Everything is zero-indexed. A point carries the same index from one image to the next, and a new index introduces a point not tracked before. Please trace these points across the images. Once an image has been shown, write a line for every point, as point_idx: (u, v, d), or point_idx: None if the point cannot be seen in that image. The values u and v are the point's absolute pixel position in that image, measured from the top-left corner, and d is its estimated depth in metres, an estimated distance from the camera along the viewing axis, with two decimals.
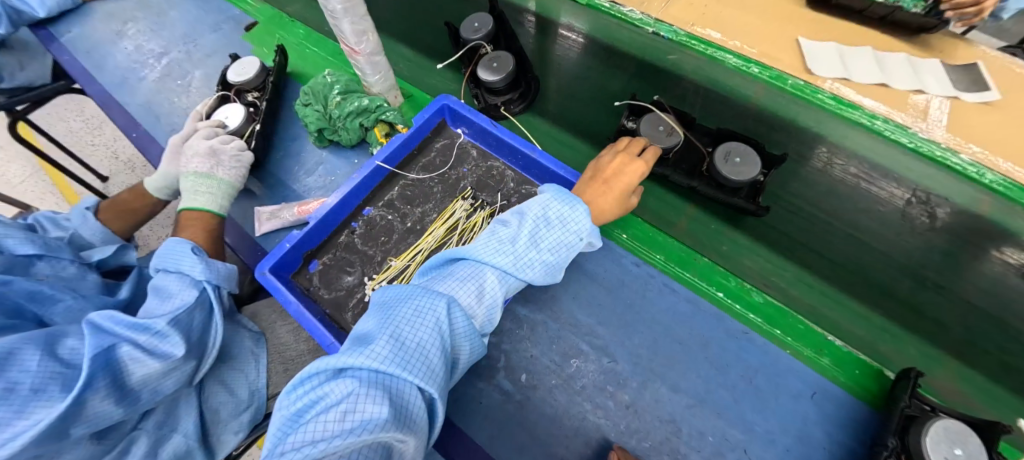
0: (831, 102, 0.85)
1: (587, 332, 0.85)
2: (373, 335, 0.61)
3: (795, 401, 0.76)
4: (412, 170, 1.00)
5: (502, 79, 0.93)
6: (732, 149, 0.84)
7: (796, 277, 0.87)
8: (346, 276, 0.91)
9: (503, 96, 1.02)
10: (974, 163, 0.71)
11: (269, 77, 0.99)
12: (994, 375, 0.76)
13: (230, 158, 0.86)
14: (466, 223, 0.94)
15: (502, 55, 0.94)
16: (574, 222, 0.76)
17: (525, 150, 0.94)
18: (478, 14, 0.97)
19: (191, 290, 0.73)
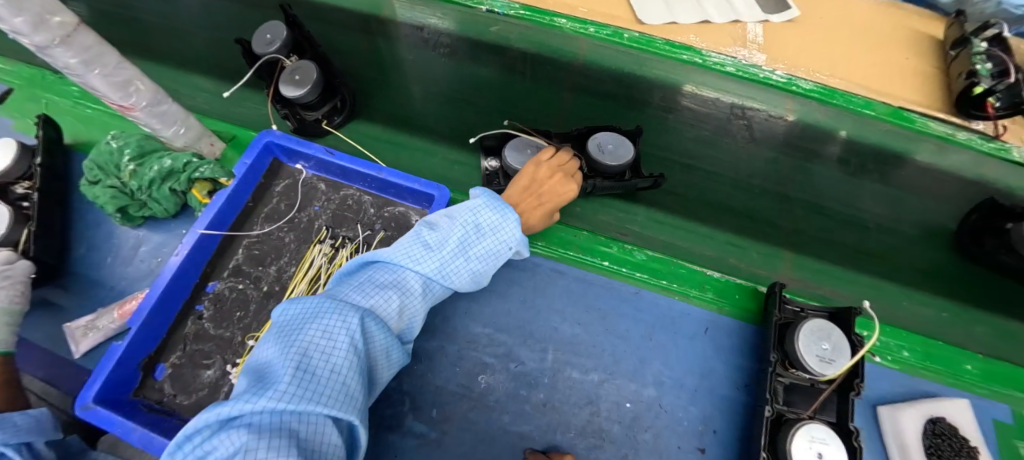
0: (665, 46, 1.01)
1: (488, 343, 0.78)
2: (279, 364, 0.49)
3: (692, 341, 0.80)
4: (254, 225, 0.87)
5: (312, 92, 0.83)
6: (601, 138, 0.81)
7: (648, 218, 0.91)
8: (204, 371, 0.77)
9: (320, 110, 0.91)
10: (789, 78, 0.99)
11: (38, 161, 0.87)
12: (819, 254, 0.91)
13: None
14: (330, 268, 0.81)
15: (305, 65, 0.83)
16: (507, 234, 0.65)
17: (371, 172, 0.82)
18: (270, 24, 0.85)
19: None
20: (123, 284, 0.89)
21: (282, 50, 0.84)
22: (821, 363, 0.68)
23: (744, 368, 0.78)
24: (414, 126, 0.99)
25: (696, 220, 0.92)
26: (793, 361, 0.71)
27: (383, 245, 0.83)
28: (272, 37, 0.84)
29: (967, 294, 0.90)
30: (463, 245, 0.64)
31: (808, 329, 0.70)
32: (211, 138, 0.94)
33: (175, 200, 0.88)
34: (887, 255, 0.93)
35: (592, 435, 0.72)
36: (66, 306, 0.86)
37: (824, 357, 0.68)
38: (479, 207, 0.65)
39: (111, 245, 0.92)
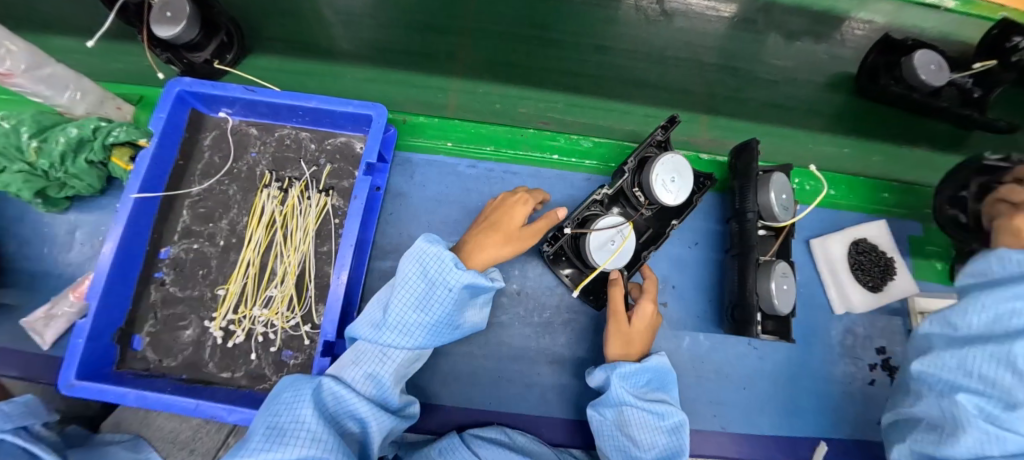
0: None
1: None
2: (259, 425, 0.50)
3: None
4: (193, 183, 0.83)
5: (189, 29, 0.77)
6: (665, 171, 0.69)
7: (565, 104, 0.95)
8: (183, 331, 0.77)
9: (208, 49, 0.85)
10: None
11: None
12: (733, 113, 0.98)
13: None
14: (282, 210, 0.80)
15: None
16: (457, 279, 0.59)
17: (299, 103, 0.78)
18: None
19: None
20: (71, 270, 0.85)
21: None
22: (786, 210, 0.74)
23: (687, 227, 0.88)
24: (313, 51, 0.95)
25: (615, 98, 0.96)
26: (761, 212, 0.76)
27: (331, 177, 0.82)
28: (170, 11, 0.76)
29: (873, 127, 1.01)
30: (410, 301, 0.59)
31: (779, 183, 0.74)
32: (116, 101, 0.86)
33: (98, 173, 0.83)
34: (805, 105, 1.00)
35: (566, 310, 0.81)
36: (16, 304, 0.83)
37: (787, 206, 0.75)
38: (420, 250, 0.61)
39: (42, 234, 0.86)
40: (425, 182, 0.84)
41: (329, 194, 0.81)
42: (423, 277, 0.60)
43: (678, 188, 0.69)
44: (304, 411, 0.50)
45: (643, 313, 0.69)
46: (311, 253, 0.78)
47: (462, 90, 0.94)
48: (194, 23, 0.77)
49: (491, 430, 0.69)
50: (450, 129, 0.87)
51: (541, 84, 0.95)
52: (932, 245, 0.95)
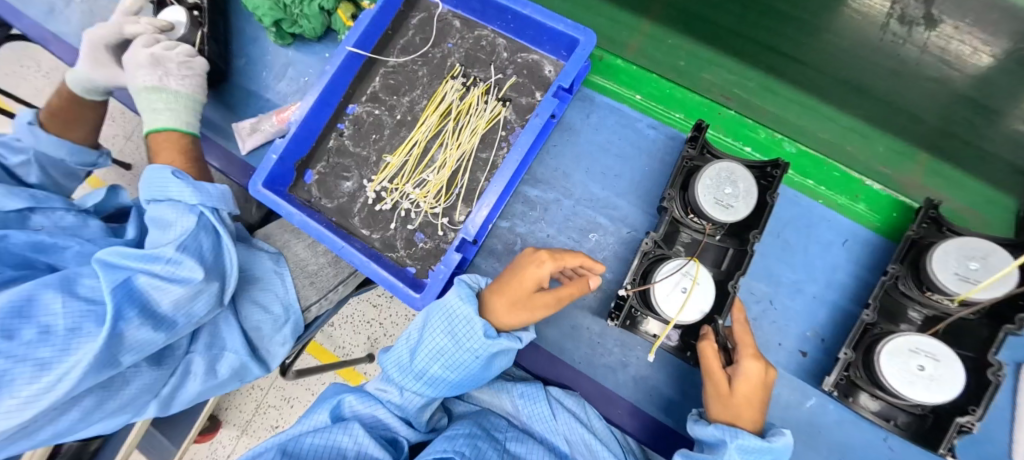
0: None
1: (605, 204, 0.77)
2: (314, 409, 0.65)
3: (824, 249, 0.75)
4: (391, 54, 0.88)
5: None
6: (707, 183, 0.62)
7: (762, 84, 0.91)
8: (345, 182, 0.85)
9: None
10: None
11: None
12: (963, 163, 0.84)
13: (179, 67, 0.85)
14: (460, 105, 0.82)
15: None
16: (479, 337, 0.57)
17: (515, 7, 0.77)
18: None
19: (189, 216, 0.67)
20: (276, 98, 0.98)
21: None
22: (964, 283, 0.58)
23: (877, 285, 0.72)
24: None
25: (818, 97, 0.89)
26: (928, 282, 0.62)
27: (513, 90, 0.81)
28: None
29: None
30: (437, 351, 0.59)
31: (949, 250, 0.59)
32: None
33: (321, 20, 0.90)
34: None
35: None
36: (233, 112, 0.98)
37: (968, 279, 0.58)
38: (445, 301, 0.60)
39: (264, 61, 0.99)
40: (599, 126, 0.80)
41: (505, 105, 0.80)
42: (449, 334, 0.59)
43: (738, 196, 0.61)
44: (344, 408, 0.63)
45: (745, 375, 0.56)
46: (471, 155, 0.80)
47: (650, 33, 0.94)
48: None
49: (571, 399, 0.71)
50: (644, 81, 0.80)
51: (749, 59, 0.91)
52: None
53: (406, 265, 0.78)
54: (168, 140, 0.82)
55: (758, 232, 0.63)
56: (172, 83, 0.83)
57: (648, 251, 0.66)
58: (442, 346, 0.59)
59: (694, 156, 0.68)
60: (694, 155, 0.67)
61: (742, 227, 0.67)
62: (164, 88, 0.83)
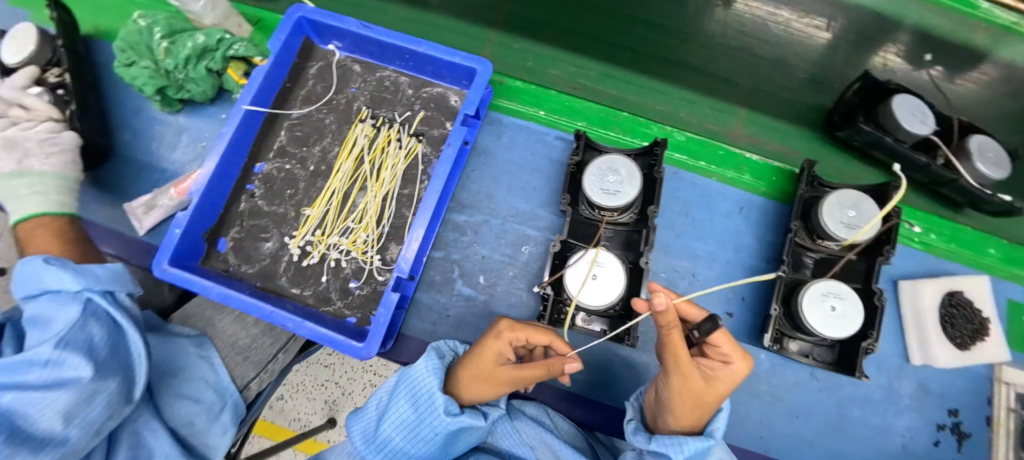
0: None
1: (531, 217, 0.80)
2: None
3: (727, 220, 0.84)
4: (293, 107, 0.86)
5: None
6: (595, 173, 0.68)
7: None
8: (264, 244, 0.81)
9: None
10: None
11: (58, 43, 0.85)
12: None
13: (42, 146, 0.73)
14: (372, 148, 0.82)
15: None
16: (448, 416, 0.54)
17: (410, 47, 0.79)
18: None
19: (73, 306, 0.60)
20: (173, 168, 0.91)
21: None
22: (921, 125, 0.73)
23: (774, 243, 0.82)
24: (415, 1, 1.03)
25: None
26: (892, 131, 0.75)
27: (423, 124, 0.84)
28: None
29: None
30: (400, 424, 0.56)
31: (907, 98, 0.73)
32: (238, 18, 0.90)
33: (212, 82, 0.86)
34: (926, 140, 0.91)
35: None
36: (122, 191, 0.90)
37: (920, 121, 0.73)
38: (412, 371, 0.57)
39: (150, 131, 0.93)
40: (512, 145, 0.84)
41: (420, 139, 0.82)
42: (414, 406, 0.56)
43: (624, 181, 0.67)
44: None
45: (732, 376, 0.56)
46: (393, 194, 0.80)
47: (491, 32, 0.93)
48: None
49: (531, 405, 0.70)
50: (544, 98, 0.87)
51: None
52: None
53: (345, 316, 0.75)
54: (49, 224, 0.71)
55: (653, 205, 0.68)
56: (35, 164, 0.71)
57: (558, 252, 0.71)
58: (400, 412, 0.56)
59: (579, 162, 0.75)
60: (580, 158, 0.74)
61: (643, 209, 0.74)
62: (27, 171, 0.72)
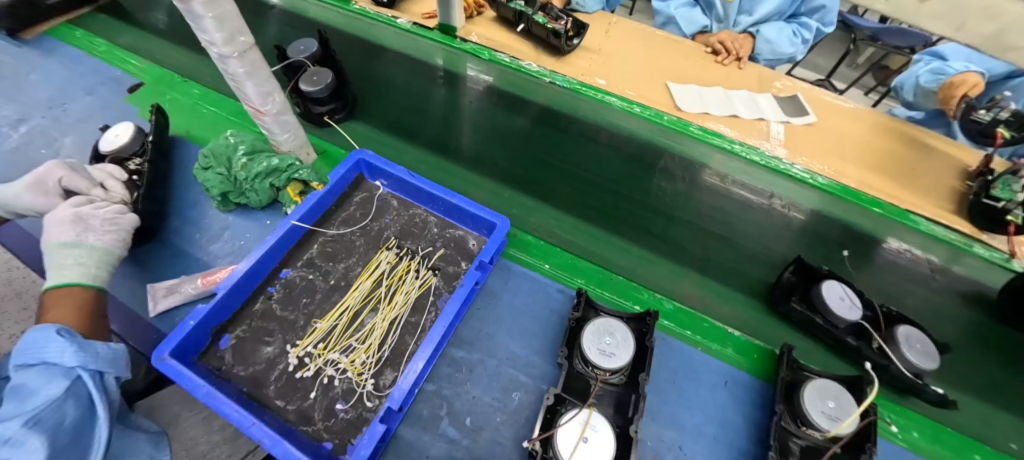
0: (699, 132, 1.27)
1: (526, 363, 0.84)
2: None
3: (712, 392, 0.86)
4: (331, 226, 0.97)
5: (321, 88, 1.13)
6: (597, 327, 0.80)
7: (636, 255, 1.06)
8: (264, 348, 0.84)
9: (326, 105, 1.19)
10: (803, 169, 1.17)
11: (147, 140, 1.03)
12: None
13: (102, 224, 0.80)
14: (392, 273, 0.91)
15: (322, 70, 1.14)
16: None
17: (445, 197, 0.95)
18: (307, 40, 1.19)
19: (60, 383, 0.63)
20: (205, 258, 0.96)
21: (310, 59, 1.16)
22: (849, 310, 0.88)
23: (758, 424, 0.83)
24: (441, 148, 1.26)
25: None
26: (826, 314, 0.89)
27: (441, 260, 0.94)
28: (318, 79, 1.13)
29: None
30: None
31: (835, 284, 0.89)
32: (310, 148, 1.05)
33: (270, 194, 0.98)
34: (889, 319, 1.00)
35: None
36: (148, 269, 0.94)
37: (848, 307, 0.88)
38: None
39: (251, 222, 1.01)
40: (517, 290, 0.92)
41: (435, 273, 0.92)
42: None
43: (617, 345, 0.77)
44: None
45: None
46: (401, 319, 0.86)
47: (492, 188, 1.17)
48: (327, 88, 1.13)
49: None
50: (551, 254, 0.98)
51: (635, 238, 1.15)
52: None
53: (322, 439, 0.73)
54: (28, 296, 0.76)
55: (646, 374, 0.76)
56: (90, 239, 0.77)
57: (551, 404, 0.74)
58: None
59: (579, 315, 0.84)
60: (579, 315, 0.84)
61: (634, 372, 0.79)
62: (79, 243, 0.77)
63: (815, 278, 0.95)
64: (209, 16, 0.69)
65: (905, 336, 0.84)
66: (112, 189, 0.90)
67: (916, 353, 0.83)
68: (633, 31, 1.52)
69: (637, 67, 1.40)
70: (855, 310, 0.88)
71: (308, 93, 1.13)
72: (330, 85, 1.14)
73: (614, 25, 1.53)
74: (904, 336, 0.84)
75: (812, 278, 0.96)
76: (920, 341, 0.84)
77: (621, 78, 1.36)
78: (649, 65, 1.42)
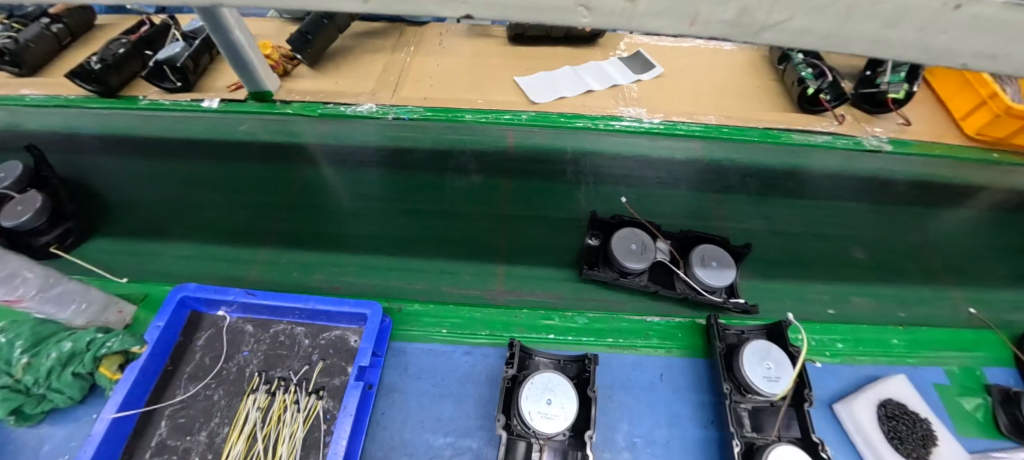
0: (529, 119, 1.19)
1: (453, 452, 0.74)
2: None
3: (652, 392, 0.81)
4: (177, 390, 0.79)
5: (33, 217, 0.91)
6: (545, 387, 0.71)
7: (537, 276, 0.98)
8: None
9: (49, 234, 0.97)
10: (632, 121, 1.18)
11: None
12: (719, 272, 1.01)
13: None
14: (268, 419, 0.76)
15: (29, 197, 0.92)
16: None
17: (297, 304, 0.83)
18: (6, 164, 0.96)
19: None
20: None
21: (15, 186, 0.94)
22: (640, 257, 0.89)
23: (704, 403, 0.81)
24: (292, 230, 1.06)
25: None
26: (624, 269, 0.89)
27: (322, 376, 0.80)
28: (23, 208, 0.91)
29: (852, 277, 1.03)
30: None
31: (623, 235, 0.90)
32: (120, 304, 0.85)
33: (82, 383, 0.78)
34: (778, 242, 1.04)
35: None
36: None
37: (640, 253, 0.89)
38: None
39: (74, 425, 0.78)
40: (421, 373, 0.82)
41: (319, 395, 0.77)
42: None
43: (559, 403, 0.70)
44: None
45: None
46: None
47: (338, 259, 1.01)
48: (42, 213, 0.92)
49: None
50: (445, 316, 0.88)
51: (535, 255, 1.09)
52: (965, 395, 0.87)
53: None
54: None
55: (590, 429, 0.68)
56: None
57: None
58: None
59: (515, 374, 0.74)
60: (514, 372, 0.73)
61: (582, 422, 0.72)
62: None
63: (613, 229, 0.94)
64: None
65: (702, 257, 0.90)
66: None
67: (713, 270, 0.89)
68: (467, 34, 1.43)
69: (479, 74, 1.29)
70: (646, 252, 0.89)
71: (13, 229, 0.90)
72: (45, 209, 0.93)
73: (447, 34, 1.42)
74: (699, 257, 0.90)
75: (610, 230, 0.95)
76: (715, 256, 0.91)
77: (466, 90, 1.24)
78: (488, 64, 1.33)
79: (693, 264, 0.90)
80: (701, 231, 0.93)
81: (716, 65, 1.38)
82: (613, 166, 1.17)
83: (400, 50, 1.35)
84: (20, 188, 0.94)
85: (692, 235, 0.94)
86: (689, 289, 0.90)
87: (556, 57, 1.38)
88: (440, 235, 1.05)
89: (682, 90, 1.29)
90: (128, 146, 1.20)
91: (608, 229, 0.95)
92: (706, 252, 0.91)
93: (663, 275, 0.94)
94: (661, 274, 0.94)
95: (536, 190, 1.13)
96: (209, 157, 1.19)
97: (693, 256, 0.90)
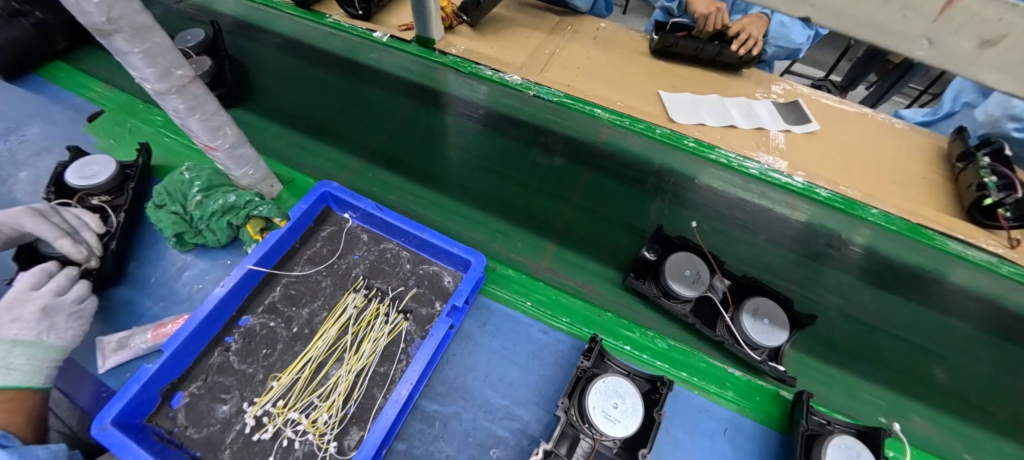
0: (663, 135, 1.13)
1: (505, 415, 0.77)
2: None
3: (711, 441, 0.78)
4: (295, 266, 0.90)
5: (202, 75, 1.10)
6: (613, 387, 0.72)
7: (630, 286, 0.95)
8: (220, 406, 0.76)
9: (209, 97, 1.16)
10: (770, 169, 1.08)
11: (127, 180, 0.97)
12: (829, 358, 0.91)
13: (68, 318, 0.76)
14: (359, 319, 0.84)
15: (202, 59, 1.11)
16: None
17: (415, 231, 0.90)
18: (193, 31, 1.16)
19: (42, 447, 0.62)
20: (161, 306, 0.88)
21: (195, 48, 1.13)
22: (692, 284, 0.85)
23: None
24: (417, 170, 1.15)
25: None
26: (669, 290, 0.86)
27: (413, 300, 0.87)
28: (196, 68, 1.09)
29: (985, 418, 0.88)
30: None
31: (681, 258, 0.87)
32: (273, 180, 0.99)
33: (229, 232, 0.91)
34: (895, 348, 0.94)
35: None
36: (93, 326, 0.84)
37: (692, 281, 0.85)
38: None
39: (214, 265, 0.93)
40: (496, 333, 0.86)
41: (407, 316, 0.84)
42: None
43: (624, 410, 0.70)
44: None
45: None
46: (369, 369, 0.79)
47: (450, 207, 1.08)
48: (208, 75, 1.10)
49: None
50: (532, 290, 0.91)
51: None
52: None
53: None
54: (13, 398, 0.67)
55: (647, 449, 0.67)
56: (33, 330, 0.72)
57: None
58: None
59: (590, 365, 0.76)
60: (588, 364, 0.75)
61: (637, 439, 0.71)
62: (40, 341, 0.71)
63: (673, 249, 0.91)
64: (136, 52, 0.63)
65: (755, 310, 0.84)
66: (62, 248, 0.79)
67: (763, 327, 0.82)
68: (625, 37, 1.39)
69: (626, 77, 1.26)
70: (699, 283, 0.85)
71: None
72: (210, 72, 1.11)
73: (605, 31, 1.40)
74: (750, 309, 0.84)
75: (671, 250, 0.91)
76: (771, 314, 0.83)
77: (608, 89, 1.22)
78: (638, 69, 1.30)
79: (742, 311, 0.84)
80: (763, 283, 0.86)
81: (884, 140, 1.20)
82: (733, 211, 1.14)
83: (558, 33, 1.37)
84: (198, 51, 1.14)
85: (752, 282, 0.87)
86: (729, 337, 0.83)
87: (707, 83, 1.31)
88: (546, 217, 1.07)
89: (832, 157, 1.14)
90: (307, 52, 1.35)
91: (670, 249, 0.91)
92: (763, 307, 0.84)
93: (708, 314, 0.88)
94: (707, 312, 0.88)
95: (626, 196, 1.15)
96: (366, 81, 1.30)
97: (744, 304, 0.84)
